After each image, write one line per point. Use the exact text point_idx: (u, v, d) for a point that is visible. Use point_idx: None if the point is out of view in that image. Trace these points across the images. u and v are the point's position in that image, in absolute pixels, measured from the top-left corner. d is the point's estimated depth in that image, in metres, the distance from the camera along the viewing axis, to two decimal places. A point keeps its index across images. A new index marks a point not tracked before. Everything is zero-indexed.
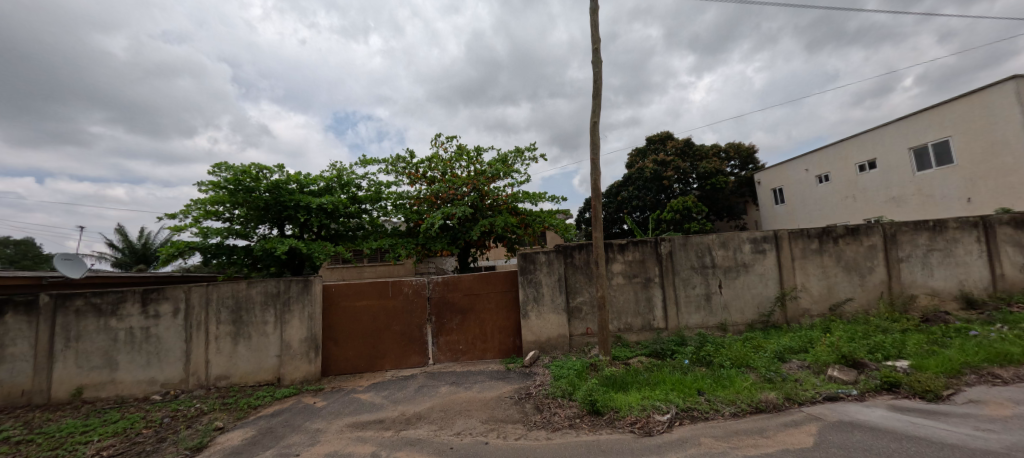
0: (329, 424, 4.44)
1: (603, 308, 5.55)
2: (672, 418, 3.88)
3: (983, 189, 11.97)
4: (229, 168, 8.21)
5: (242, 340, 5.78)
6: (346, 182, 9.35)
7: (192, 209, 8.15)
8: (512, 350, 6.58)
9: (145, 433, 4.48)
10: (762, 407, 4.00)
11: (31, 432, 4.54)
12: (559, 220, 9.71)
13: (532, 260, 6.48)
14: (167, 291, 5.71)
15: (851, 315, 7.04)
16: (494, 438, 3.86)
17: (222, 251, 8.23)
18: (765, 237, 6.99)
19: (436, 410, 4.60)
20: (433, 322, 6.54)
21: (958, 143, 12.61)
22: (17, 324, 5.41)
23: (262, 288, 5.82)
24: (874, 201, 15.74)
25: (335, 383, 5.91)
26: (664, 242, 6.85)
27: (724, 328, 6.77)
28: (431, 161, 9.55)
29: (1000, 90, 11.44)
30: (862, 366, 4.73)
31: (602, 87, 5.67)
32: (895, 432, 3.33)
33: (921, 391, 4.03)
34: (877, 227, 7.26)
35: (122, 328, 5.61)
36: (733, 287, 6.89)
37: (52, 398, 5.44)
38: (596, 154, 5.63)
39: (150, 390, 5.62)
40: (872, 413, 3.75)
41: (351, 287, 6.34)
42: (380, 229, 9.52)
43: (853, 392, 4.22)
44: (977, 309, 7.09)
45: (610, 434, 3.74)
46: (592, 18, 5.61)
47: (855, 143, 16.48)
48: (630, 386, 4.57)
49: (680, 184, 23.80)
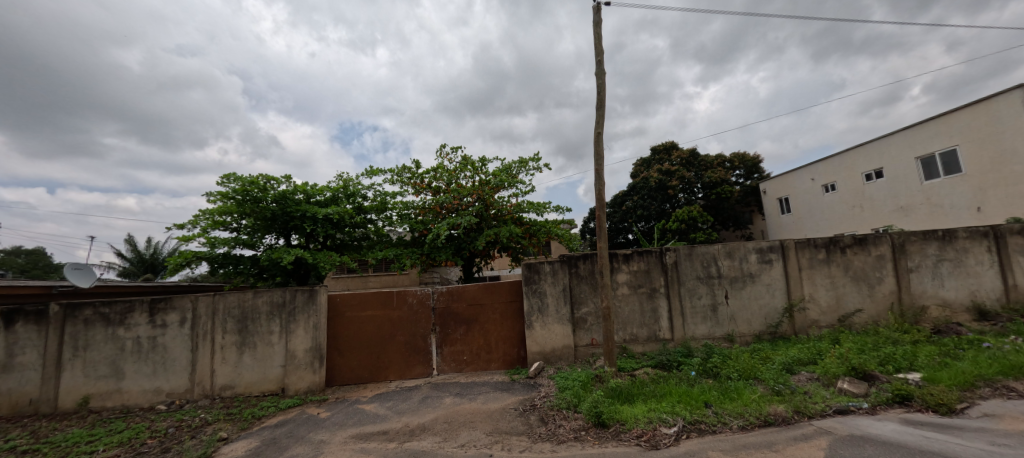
0: (332, 435, 4.42)
1: (608, 319, 5.49)
2: (679, 431, 3.82)
3: (994, 197, 11.82)
4: (237, 179, 8.33)
5: (247, 349, 5.79)
6: (352, 192, 9.45)
7: (201, 219, 8.26)
8: (517, 361, 6.55)
9: (150, 443, 4.48)
10: (771, 420, 3.93)
11: (37, 442, 4.54)
12: (563, 230, 9.75)
13: (536, 270, 6.47)
14: (174, 301, 5.77)
15: (861, 326, 6.95)
16: (498, 451, 3.81)
17: (228, 261, 8.31)
18: (771, 247, 6.94)
19: (439, 421, 4.56)
20: (438, 332, 6.52)
21: (965, 153, 12.56)
22: (26, 333, 5.48)
23: (268, 297, 5.86)
24: (883, 210, 15.58)
25: (339, 393, 5.90)
26: (670, 252, 6.80)
27: (731, 339, 6.69)
28: (437, 171, 9.64)
29: (1006, 99, 11.40)
30: (873, 379, 4.67)
31: (605, 95, 5.71)
32: (909, 446, 3.26)
33: (934, 405, 3.95)
34: (885, 237, 7.19)
35: (130, 337, 5.65)
36: (740, 298, 6.82)
37: (59, 408, 5.47)
38: (599, 163, 5.64)
39: (155, 400, 5.64)
40: (884, 427, 3.68)
41: (356, 297, 6.36)
42: (385, 239, 9.61)
43: (864, 405, 4.15)
44: (990, 320, 6.98)
45: (615, 447, 3.69)
46: (595, 32, 5.69)
47: (861, 152, 16.44)
48: (636, 398, 4.51)
49: (686, 193, 23.69)
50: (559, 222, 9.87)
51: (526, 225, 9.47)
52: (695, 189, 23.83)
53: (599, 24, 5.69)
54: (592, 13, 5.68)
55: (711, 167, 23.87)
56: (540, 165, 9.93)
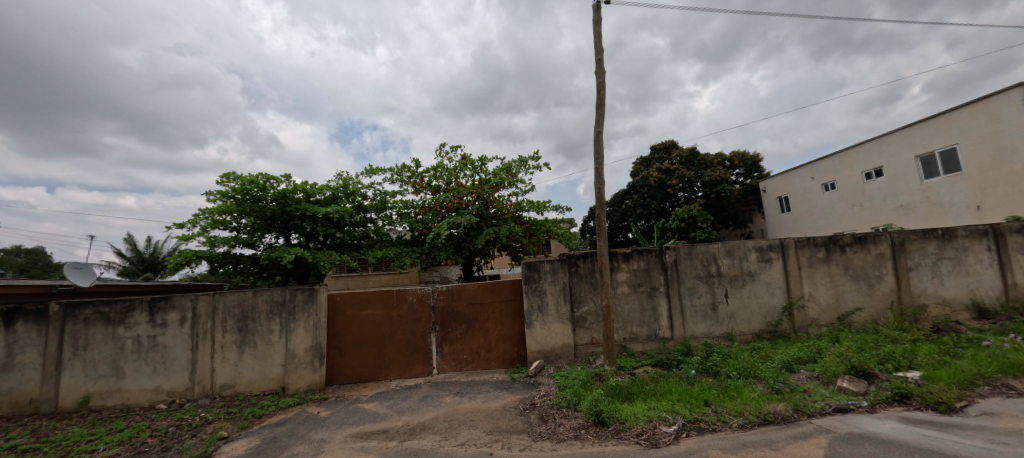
0: (333, 434, 4.42)
1: (608, 318, 5.49)
2: (679, 429, 3.83)
3: (994, 196, 11.83)
4: (237, 178, 8.33)
5: (247, 348, 5.79)
6: (351, 191, 9.45)
7: (201, 218, 8.27)
8: (517, 360, 6.55)
9: (150, 442, 4.48)
10: (771, 418, 3.94)
11: (38, 441, 4.55)
12: (563, 229, 9.74)
13: (535, 269, 6.46)
14: (174, 300, 5.77)
15: (860, 325, 6.96)
16: (499, 449, 3.82)
17: (228, 260, 8.31)
18: (771, 246, 6.94)
19: (440, 420, 4.57)
20: (437, 331, 6.53)
21: (965, 151, 12.56)
22: (26, 333, 5.48)
23: (268, 296, 5.86)
24: (883, 208, 15.58)
25: (339, 392, 5.90)
26: (670, 251, 6.80)
27: (731, 338, 6.70)
28: (436, 170, 9.63)
29: (1006, 98, 11.39)
30: (873, 377, 4.67)
31: (605, 93, 5.71)
32: (908, 444, 3.26)
33: (933, 403, 3.96)
34: (885, 235, 7.19)
35: (130, 337, 5.65)
36: (739, 296, 6.83)
37: (59, 407, 5.47)
38: (599, 162, 5.64)
39: (155, 399, 5.64)
40: (883, 426, 3.68)
41: (356, 296, 6.36)
42: (385, 238, 9.60)
43: (863, 403, 4.16)
44: (989, 319, 6.99)
45: (615, 446, 3.69)
46: (595, 32, 5.68)
47: (861, 151, 16.43)
48: (636, 397, 4.52)
49: (686, 192, 23.69)
50: (558, 221, 9.86)
51: (526, 224, 9.46)
52: (695, 187, 23.81)
53: (599, 22, 5.68)
54: (592, 12, 5.66)
55: (711, 166, 23.87)
56: (540, 164, 9.91)
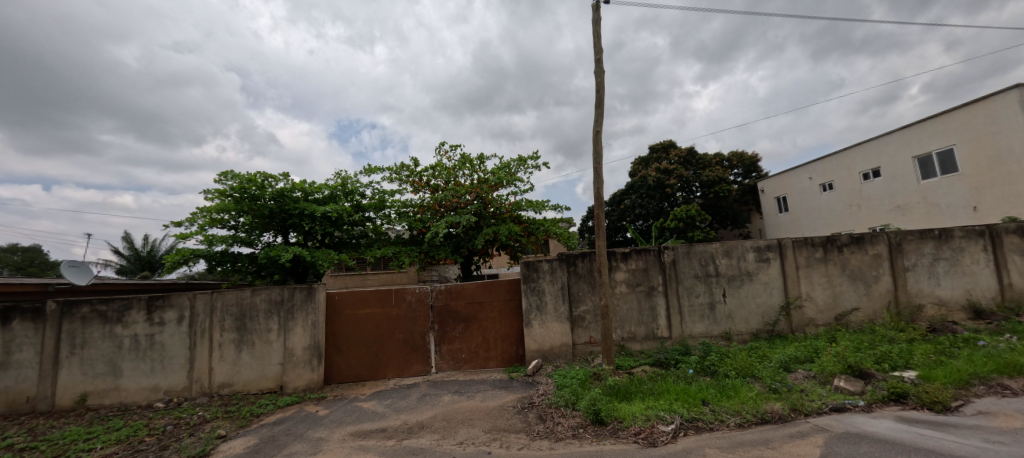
0: (331, 433, 4.42)
1: (606, 317, 5.50)
2: (677, 428, 3.85)
3: (991, 197, 11.88)
4: (234, 176, 8.31)
5: (245, 347, 5.78)
6: (350, 190, 9.44)
7: (199, 216, 8.25)
8: (514, 359, 6.56)
9: (148, 440, 4.48)
10: (768, 417, 3.95)
11: (35, 439, 4.54)
12: (562, 228, 9.75)
13: (534, 268, 6.47)
14: (172, 298, 5.77)
15: (857, 325, 7.00)
16: (498, 448, 3.83)
17: (226, 259, 8.31)
18: (769, 246, 6.97)
19: (438, 419, 4.57)
20: (435, 330, 6.53)
21: (962, 152, 12.61)
22: (23, 331, 5.46)
23: (267, 295, 5.85)
24: (880, 208, 15.61)
25: (337, 391, 5.90)
26: (668, 251, 6.82)
27: (729, 337, 6.72)
28: (435, 169, 9.63)
29: (1004, 98, 11.42)
30: (869, 376, 4.70)
31: (604, 92, 5.71)
32: (903, 443, 3.28)
33: (929, 403, 3.98)
34: (882, 236, 7.22)
35: (127, 335, 5.64)
36: (737, 296, 6.85)
37: (56, 405, 5.46)
38: (599, 162, 5.64)
39: (153, 398, 5.63)
40: (879, 425, 3.70)
41: (354, 295, 6.35)
42: (383, 237, 9.60)
43: (860, 403, 4.18)
44: (985, 319, 7.04)
45: (614, 445, 3.71)
46: (594, 33, 5.68)
47: (859, 151, 16.47)
48: (634, 396, 4.54)
49: (684, 192, 23.74)
50: (557, 220, 9.86)
51: (525, 224, 9.47)
52: (694, 187, 23.84)
53: (598, 22, 5.68)
54: (591, 11, 5.67)
55: (710, 166, 23.90)
56: (540, 163, 9.89)
